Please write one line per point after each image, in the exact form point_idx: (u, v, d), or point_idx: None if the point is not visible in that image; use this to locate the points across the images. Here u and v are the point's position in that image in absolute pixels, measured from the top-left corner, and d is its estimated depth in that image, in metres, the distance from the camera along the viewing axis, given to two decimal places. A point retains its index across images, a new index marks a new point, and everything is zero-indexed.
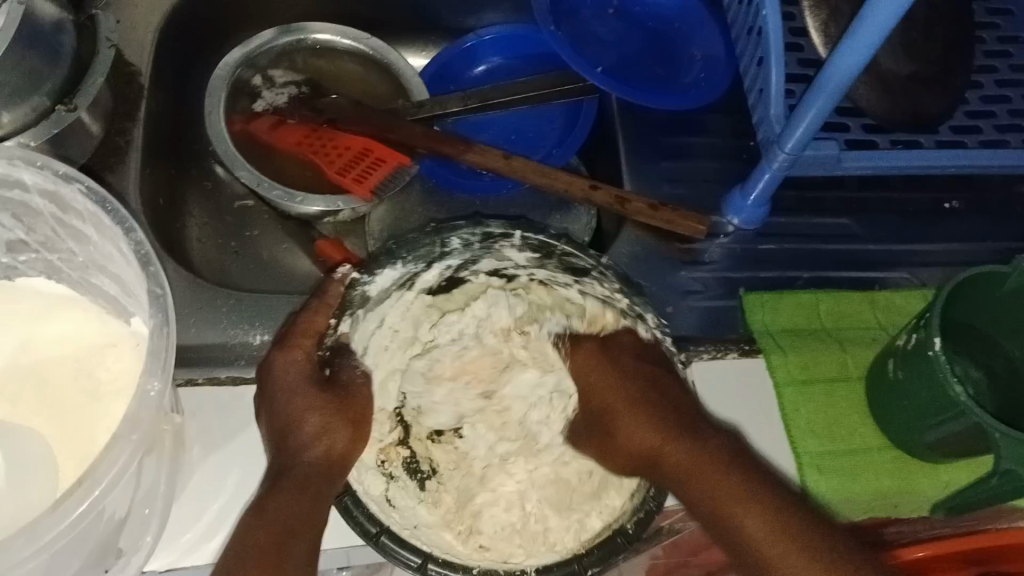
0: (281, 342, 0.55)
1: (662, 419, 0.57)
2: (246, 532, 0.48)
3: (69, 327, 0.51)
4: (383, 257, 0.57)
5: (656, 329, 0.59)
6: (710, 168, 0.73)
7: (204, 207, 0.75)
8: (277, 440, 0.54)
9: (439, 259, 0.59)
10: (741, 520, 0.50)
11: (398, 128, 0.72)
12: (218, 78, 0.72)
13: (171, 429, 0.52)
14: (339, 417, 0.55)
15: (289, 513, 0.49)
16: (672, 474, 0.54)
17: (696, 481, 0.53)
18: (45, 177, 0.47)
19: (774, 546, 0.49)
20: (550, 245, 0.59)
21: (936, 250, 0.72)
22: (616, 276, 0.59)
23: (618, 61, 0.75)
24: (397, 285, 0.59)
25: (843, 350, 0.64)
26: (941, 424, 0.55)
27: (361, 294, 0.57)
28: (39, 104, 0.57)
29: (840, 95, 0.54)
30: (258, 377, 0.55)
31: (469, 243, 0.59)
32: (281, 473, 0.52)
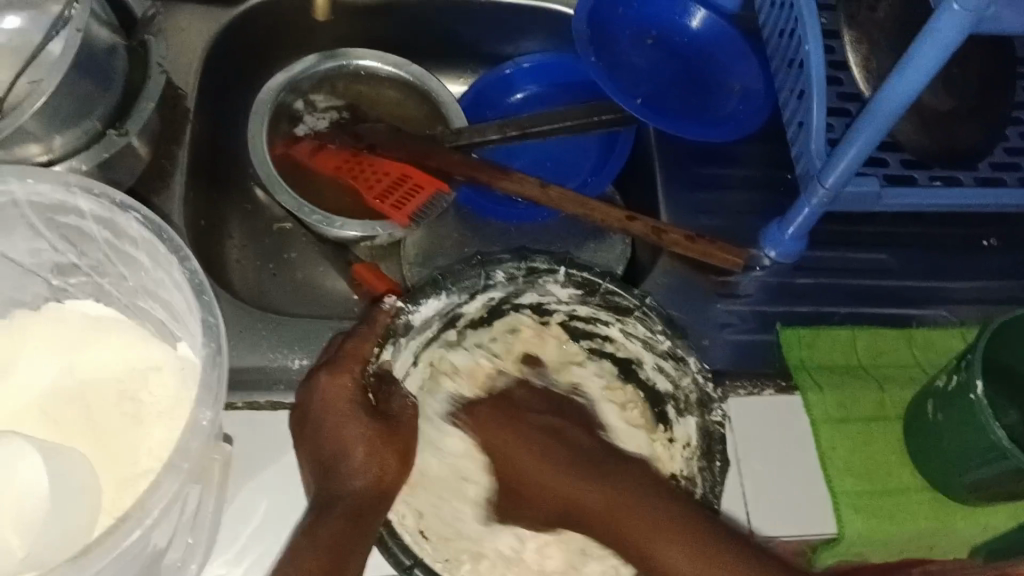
0: (329, 366, 0.55)
1: (566, 460, 0.57)
2: (298, 560, 0.49)
3: (116, 350, 0.51)
4: (429, 287, 0.57)
5: (699, 374, 0.57)
6: (746, 200, 0.73)
7: (243, 229, 0.76)
8: (323, 469, 0.54)
9: (483, 292, 0.58)
10: (662, 553, 0.51)
11: (436, 154, 0.72)
12: (261, 103, 0.73)
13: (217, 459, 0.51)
14: (386, 446, 0.55)
15: (337, 542, 0.49)
16: (595, 515, 0.55)
17: (622, 520, 0.53)
18: (101, 205, 0.47)
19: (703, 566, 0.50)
20: (597, 282, 0.59)
21: (975, 287, 0.72)
22: (659, 317, 0.58)
23: (654, 92, 0.76)
24: (441, 316, 0.58)
25: (880, 388, 0.63)
26: (981, 467, 0.55)
27: (405, 322, 0.56)
28: (90, 128, 0.58)
29: (884, 133, 0.55)
30: (304, 400, 0.55)
31: (514, 276, 0.59)
32: (330, 503, 0.52)
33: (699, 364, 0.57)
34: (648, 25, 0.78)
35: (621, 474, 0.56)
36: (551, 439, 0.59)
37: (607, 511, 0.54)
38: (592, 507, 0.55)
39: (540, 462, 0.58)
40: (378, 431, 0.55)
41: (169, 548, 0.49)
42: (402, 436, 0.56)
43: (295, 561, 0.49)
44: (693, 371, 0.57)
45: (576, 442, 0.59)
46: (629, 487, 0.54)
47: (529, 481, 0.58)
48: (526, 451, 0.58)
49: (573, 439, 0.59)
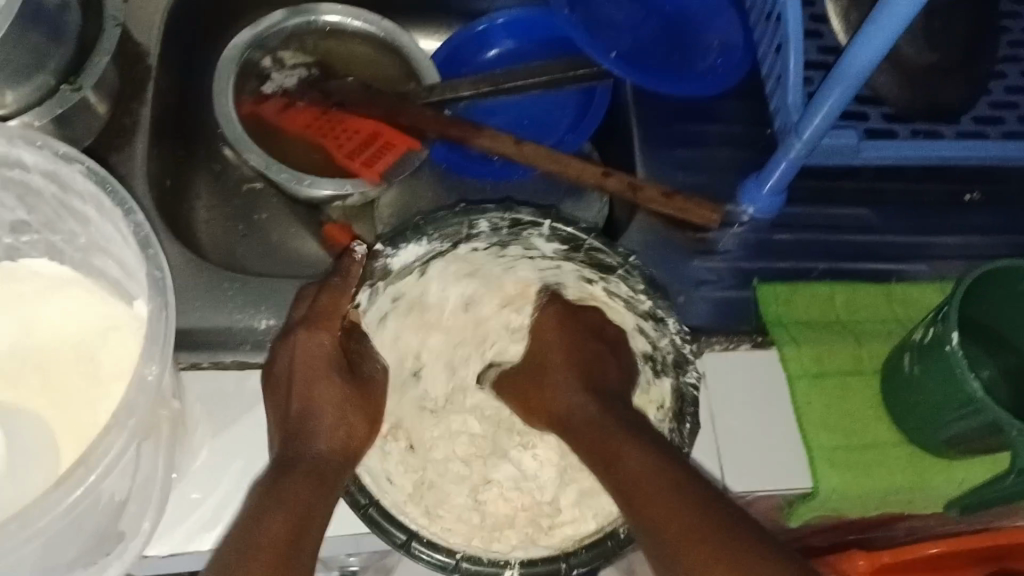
0: (307, 322, 0.54)
1: (579, 375, 0.58)
2: (262, 521, 0.46)
3: (68, 309, 0.50)
4: (410, 233, 0.56)
5: (677, 335, 0.56)
6: (725, 155, 0.71)
7: (212, 190, 0.74)
8: (289, 424, 0.52)
9: (466, 240, 0.58)
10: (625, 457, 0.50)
11: (408, 111, 0.71)
12: (228, 61, 0.71)
13: (166, 416, 0.49)
14: (355, 409, 0.55)
15: (302, 503, 0.47)
16: (579, 426, 0.55)
17: (606, 435, 0.53)
18: (45, 157, 0.46)
19: (646, 476, 0.48)
20: (582, 238, 0.57)
21: (957, 242, 0.71)
22: (642, 277, 0.57)
23: (632, 46, 0.74)
24: (421, 261, 0.57)
25: (858, 342, 0.63)
26: (958, 420, 0.54)
27: (383, 266, 0.56)
28: (43, 83, 0.56)
29: (862, 82, 0.53)
30: (281, 353, 0.54)
31: (497, 227, 0.57)
32: (295, 460, 0.50)
33: (678, 328, 0.56)
34: None
35: (626, 405, 0.55)
36: (575, 374, 0.58)
37: (596, 427, 0.54)
38: (586, 421, 0.55)
39: (564, 364, 0.59)
40: (349, 395, 0.55)
41: (128, 506, 0.48)
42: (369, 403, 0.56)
43: (259, 519, 0.46)
44: (671, 333, 0.56)
45: (606, 377, 0.57)
46: (615, 410, 0.54)
47: (543, 379, 0.60)
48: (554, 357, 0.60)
49: (598, 371, 0.58)
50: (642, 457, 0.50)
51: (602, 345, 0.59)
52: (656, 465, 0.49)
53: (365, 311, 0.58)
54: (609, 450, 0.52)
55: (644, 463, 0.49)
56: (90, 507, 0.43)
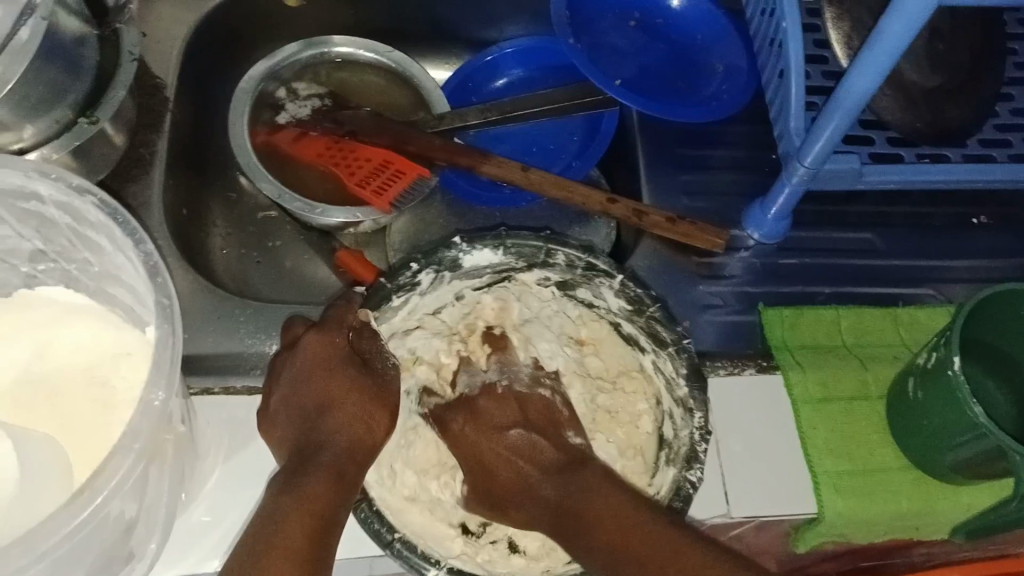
0: (318, 325, 0.55)
1: (527, 456, 0.56)
2: (280, 524, 0.46)
3: (83, 335, 0.52)
4: (490, 238, 0.58)
5: (698, 431, 0.54)
6: (729, 180, 0.72)
7: (227, 218, 0.76)
8: (306, 420, 0.52)
9: (540, 265, 0.60)
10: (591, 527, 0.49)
11: (417, 139, 0.72)
12: (242, 92, 0.73)
13: (175, 437, 0.50)
14: (372, 400, 0.54)
15: (325, 507, 0.48)
16: (538, 501, 0.53)
17: (562, 504, 0.52)
18: (58, 189, 0.47)
19: (614, 531, 0.48)
20: (644, 301, 0.57)
21: (966, 266, 0.71)
22: (686, 363, 0.56)
23: (636, 74, 0.75)
24: (494, 269, 0.60)
25: (863, 367, 0.63)
26: (962, 445, 0.54)
27: (454, 257, 0.58)
28: (61, 116, 0.58)
29: (857, 114, 0.54)
30: (288, 361, 0.54)
31: (573, 264, 0.59)
32: (312, 457, 0.51)
33: (700, 424, 0.54)
34: (630, 7, 0.78)
35: (586, 464, 0.54)
36: (523, 462, 0.55)
37: (554, 508, 0.52)
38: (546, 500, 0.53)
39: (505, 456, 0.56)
40: (364, 386, 0.54)
41: (138, 526, 0.49)
42: (385, 393, 0.55)
43: (281, 523, 0.46)
44: (695, 427, 0.54)
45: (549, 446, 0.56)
46: (569, 478, 0.53)
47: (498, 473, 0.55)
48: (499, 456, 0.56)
49: (537, 457, 0.55)
50: (607, 516, 0.49)
51: (539, 432, 0.56)
52: (639, 525, 0.48)
53: (419, 302, 0.59)
54: (580, 523, 0.50)
55: (605, 521, 0.49)
56: (99, 524, 0.44)
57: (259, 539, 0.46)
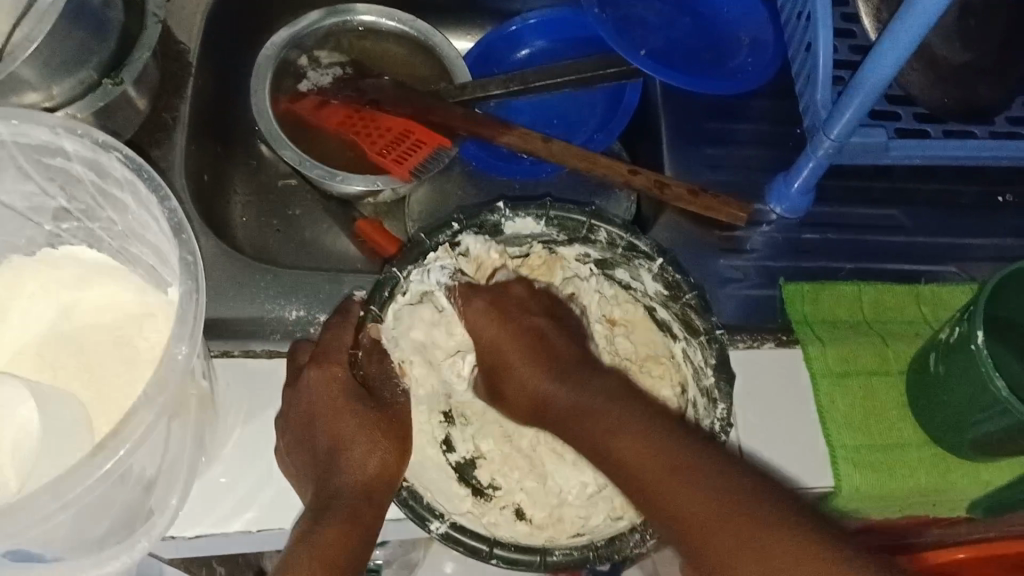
0: (319, 360, 0.55)
1: (543, 353, 0.56)
2: (291, 571, 0.47)
3: (105, 294, 0.53)
4: (534, 207, 0.56)
5: (719, 422, 0.53)
6: (753, 154, 0.72)
7: (248, 185, 0.77)
8: (319, 464, 0.53)
9: (580, 240, 0.58)
10: (616, 449, 0.49)
11: (438, 109, 0.72)
12: (264, 59, 0.73)
13: (198, 393, 0.50)
14: (383, 430, 0.54)
15: (339, 551, 0.48)
16: (557, 409, 0.54)
17: (580, 420, 0.52)
18: (85, 145, 0.47)
19: (646, 455, 0.48)
20: (681, 288, 0.55)
21: (989, 245, 0.70)
22: (715, 355, 0.54)
23: (664, 45, 0.74)
24: (533, 237, 0.58)
25: (885, 343, 0.62)
26: (984, 421, 0.54)
27: (495, 222, 0.56)
28: (86, 78, 0.58)
29: (878, 95, 0.54)
30: (292, 400, 0.55)
31: (614, 242, 0.57)
32: (326, 503, 0.51)
33: (721, 416, 0.53)
34: None
35: (601, 377, 0.55)
36: (537, 353, 0.56)
37: (572, 412, 0.53)
38: (562, 408, 0.54)
39: (522, 353, 0.56)
40: (374, 420, 0.54)
41: (159, 483, 0.50)
42: (398, 424, 0.55)
43: (291, 569, 0.47)
44: (716, 417, 0.53)
45: (559, 345, 0.57)
46: (590, 390, 0.53)
47: (512, 372, 0.57)
48: (513, 345, 0.57)
49: (554, 352, 0.56)
50: (636, 440, 0.49)
51: (559, 327, 0.58)
52: (666, 453, 0.47)
53: (456, 266, 0.57)
54: (603, 439, 0.50)
55: (635, 449, 0.48)
56: (120, 479, 0.45)
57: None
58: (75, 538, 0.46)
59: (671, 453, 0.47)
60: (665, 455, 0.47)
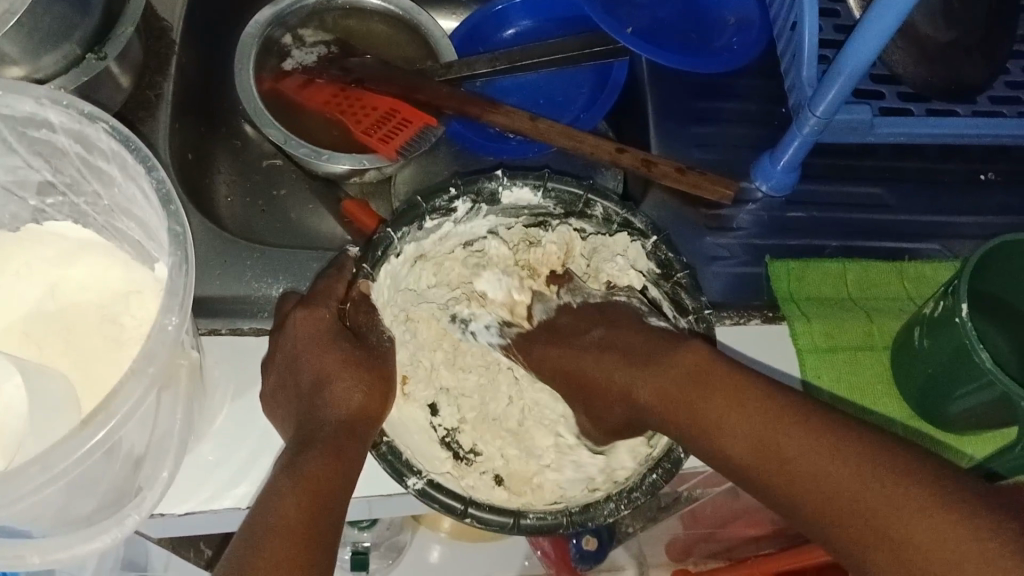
0: (304, 302, 0.55)
1: (619, 353, 0.56)
2: (278, 503, 0.46)
3: (90, 271, 0.52)
4: (532, 177, 0.56)
5: None
6: (739, 133, 0.72)
7: (233, 165, 0.76)
8: (304, 400, 0.53)
9: (577, 215, 0.58)
10: (720, 443, 0.49)
11: (425, 88, 0.71)
12: (248, 37, 0.72)
13: (189, 363, 0.50)
14: (367, 369, 0.54)
15: (323, 482, 0.48)
16: (647, 407, 0.53)
17: (673, 414, 0.51)
18: (70, 117, 0.47)
19: (778, 445, 0.47)
20: (673, 269, 0.55)
21: (971, 222, 0.71)
22: (703, 333, 0.55)
23: (650, 24, 0.74)
24: (529, 210, 0.58)
25: (869, 319, 0.63)
26: (968, 394, 0.54)
27: (492, 191, 0.56)
28: (69, 52, 0.57)
29: (859, 77, 0.54)
30: (279, 340, 0.55)
31: (610, 218, 0.57)
32: (310, 437, 0.51)
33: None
34: None
35: (682, 351, 0.52)
36: (609, 354, 0.56)
37: (662, 407, 0.52)
38: (649, 402, 0.53)
39: (599, 361, 0.56)
40: (359, 358, 0.54)
41: (148, 457, 0.50)
42: (382, 364, 0.55)
43: (278, 498, 0.47)
44: None
45: (627, 340, 0.56)
46: (669, 372, 0.52)
47: (595, 380, 0.56)
48: (589, 358, 0.57)
49: (627, 347, 0.56)
50: (747, 434, 0.48)
51: (622, 323, 0.57)
52: (785, 441, 0.46)
53: (452, 233, 0.58)
54: (700, 426, 0.50)
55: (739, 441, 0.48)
56: (108, 453, 0.44)
57: (265, 512, 0.46)
58: (63, 514, 0.46)
59: (795, 441, 0.46)
60: (795, 444, 0.46)
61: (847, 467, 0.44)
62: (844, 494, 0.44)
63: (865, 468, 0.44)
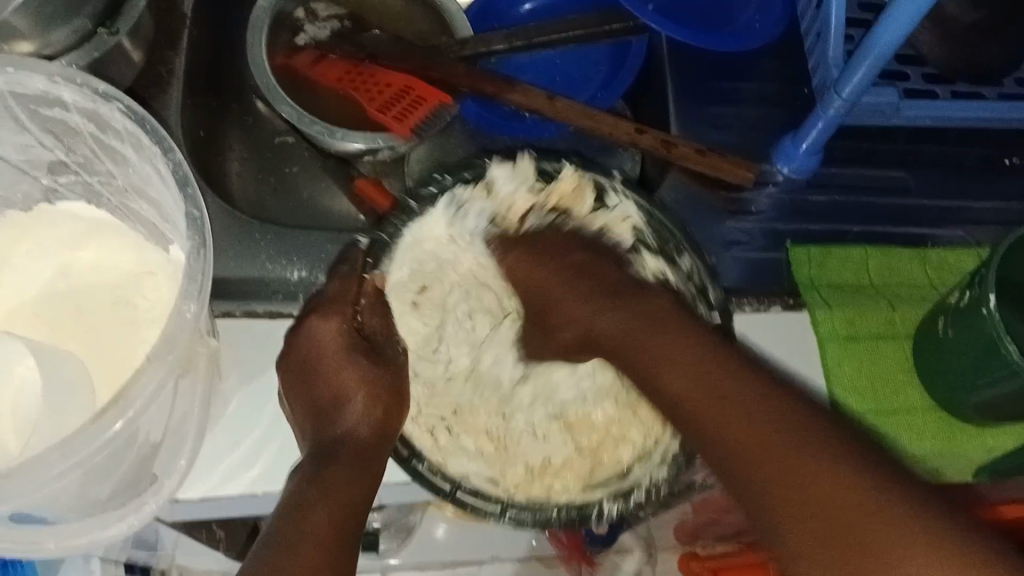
0: (319, 309, 0.56)
1: (588, 289, 0.58)
2: (307, 510, 0.49)
3: (104, 251, 0.51)
4: (644, 197, 0.57)
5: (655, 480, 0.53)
6: (760, 114, 0.71)
7: (245, 142, 0.75)
8: (317, 420, 0.55)
9: (665, 257, 0.58)
10: (660, 368, 0.51)
11: (440, 65, 0.70)
12: (262, 10, 0.69)
13: (206, 353, 0.50)
14: (384, 387, 0.56)
15: (347, 492, 0.50)
16: (605, 335, 0.56)
17: (625, 346, 0.54)
18: (85, 96, 0.47)
19: (711, 374, 0.50)
20: (695, 304, 0.56)
21: (994, 208, 0.70)
22: None
23: (669, 1, 0.72)
24: (627, 226, 0.60)
25: (891, 306, 0.62)
26: (989, 385, 0.54)
27: (603, 188, 0.59)
28: (79, 27, 0.56)
29: (888, 59, 0.52)
30: (293, 343, 0.56)
31: (691, 274, 0.56)
32: (329, 451, 0.53)
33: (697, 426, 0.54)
34: None
35: (650, 298, 0.55)
36: (581, 286, 0.59)
37: (617, 339, 0.55)
38: (606, 329, 0.56)
39: (569, 290, 0.59)
40: (375, 376, 0.56)
41: (160, 444, 0.49)
42: (396, 381, 0.57)
43: (303, 509, 0.48)
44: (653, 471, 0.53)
45: (604, 275, 0.58)
46: (636, 309, 0.55)
47: (558, 309, 0.59)
48: (557, 282, 0.60)
49: (600, 283, 0.58)
50: (691, 366, 0.50)
51: (602, 260, 0.59)
52: (716, 377, 0.49)
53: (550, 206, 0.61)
54: (643, 355, 0.53)
55: (678, 368, 0.51)
56: (127, 441, 0.45)
57: (290, 518, 0.48)
58: (79, 499, 0.47)
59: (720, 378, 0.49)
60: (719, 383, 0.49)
61: (763, 409, 0.47)
62: (763, 433, 0.46)
63: (793, 435, 0.45)
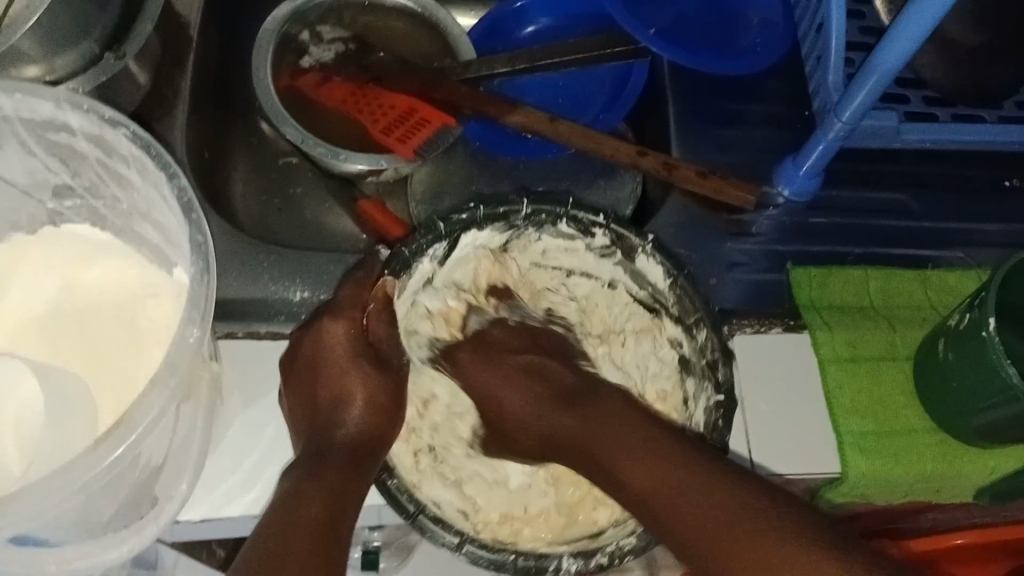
0: (330, 312, 0.57)
1: (538, 389, 0.58)
2: (300, 504, 0.49)
3: (108, 272, 0.52)
4: (672, 265, 0.56)
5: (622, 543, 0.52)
6: (762, 136, 0.71)
7: (249, 163, 0.76)
8: (317, 418, 0.55)
9: (683, 327, 0.57)
10: (621, 469, 0.51)
11: (442, 87, 0.70)
12: (266, 35, 0.71)
13: (208, 377, 0.52)
14: (386, 394, 0.57)
15: (337, 488, 0.51)
16: (564, 440, 0.56)
17: (587, 446, 0.54)
18: (91, 121, 0.47)
19: (673, 472, 0.50)
20: (705, 377, 0.56)
21: (995, 230, 0.70)
22: None
23: (671, 24, 0.72)
24: (648, 289, 0.58)
25: (891, 328, 0.62)
26: (988, 408, 0.54)
27: (631, 247, 0.57)
28: (87, 51, 0.56)
29: (889, 81, 0.52)
30: (302, 340, 0.56)
31: (705, 349, 0.55)
32: (321, 456, 0.53)
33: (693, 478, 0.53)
34: None
35: (608, 394, 0.56)
36: (538, 383, 0.59)
37: (574, 441, 0.55)
38: (564, 431, 0.56)
39: (520, 394, 0.59)
40: (378, 381, 0.57)
41: (161, 466, 0.50)
42: (397, 387, 0.58)
43: (298, 503, 0.49)
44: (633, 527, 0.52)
45: (556, 376, 0.59)
46: (593, 412, 0.55)
47: (513, 409, 0.58)
48: (507, 385, 0.59)
49: (557, 382, 0.58)
50: (648, 469, 0.50)
51: (550, 357, 0.60)
52: (676, 466, 0.50)
53: (573, 253, 0.60)
54: (600, 455, 0.53)
55: (638, 466, 0.51)
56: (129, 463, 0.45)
57: (282, 515, 0.49)
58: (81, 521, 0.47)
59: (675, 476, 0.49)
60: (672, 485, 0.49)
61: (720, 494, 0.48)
62: (726, 525, 0.47)
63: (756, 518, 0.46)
